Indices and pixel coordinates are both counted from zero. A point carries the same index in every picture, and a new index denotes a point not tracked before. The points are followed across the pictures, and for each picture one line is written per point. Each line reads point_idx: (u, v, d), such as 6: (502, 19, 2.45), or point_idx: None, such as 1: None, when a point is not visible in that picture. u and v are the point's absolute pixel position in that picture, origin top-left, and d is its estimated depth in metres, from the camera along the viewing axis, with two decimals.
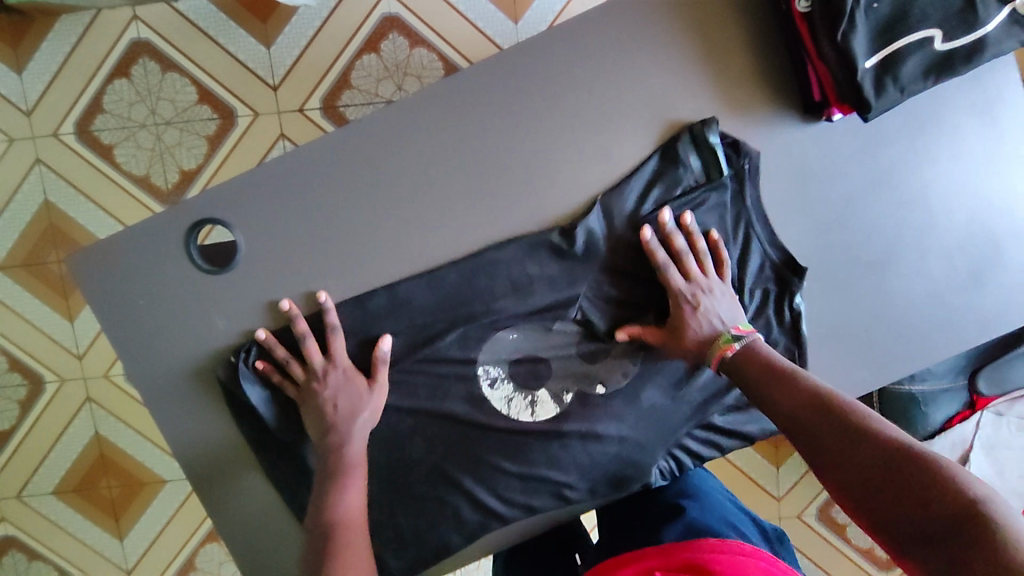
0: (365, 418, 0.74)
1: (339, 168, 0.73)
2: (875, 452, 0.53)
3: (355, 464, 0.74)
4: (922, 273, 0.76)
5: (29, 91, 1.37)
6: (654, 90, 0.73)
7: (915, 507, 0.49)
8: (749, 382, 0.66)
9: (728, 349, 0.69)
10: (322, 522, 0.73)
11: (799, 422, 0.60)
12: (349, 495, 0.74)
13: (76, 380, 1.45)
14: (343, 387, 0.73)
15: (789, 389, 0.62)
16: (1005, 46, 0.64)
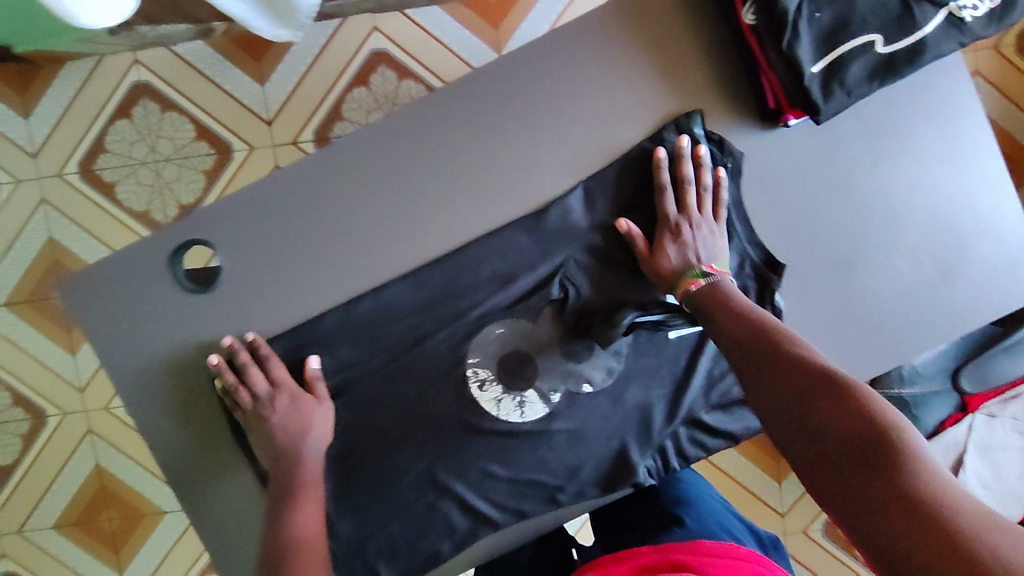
0: (317, 441, 0.77)
1: (321, 187, 0.77)
2: (804, 383, 0.54)
3: (310, 481, 0.76)
4: (890, 273, 0.77)
5: (35, 134, 1.43)
6: (620, 101, 0.77)
7: (834, 438, 0.50)
8: (704, 314, 0.67)
9: (693, 283, 0.70)
10: (280, 542, 0.73)
11: (740, 355, 0.61)
12: (301, 518, 0.74)
13: (78, 413, 1.48)
14: (293, 408, 0.76)
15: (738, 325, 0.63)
16: (945, 48, 0.66)
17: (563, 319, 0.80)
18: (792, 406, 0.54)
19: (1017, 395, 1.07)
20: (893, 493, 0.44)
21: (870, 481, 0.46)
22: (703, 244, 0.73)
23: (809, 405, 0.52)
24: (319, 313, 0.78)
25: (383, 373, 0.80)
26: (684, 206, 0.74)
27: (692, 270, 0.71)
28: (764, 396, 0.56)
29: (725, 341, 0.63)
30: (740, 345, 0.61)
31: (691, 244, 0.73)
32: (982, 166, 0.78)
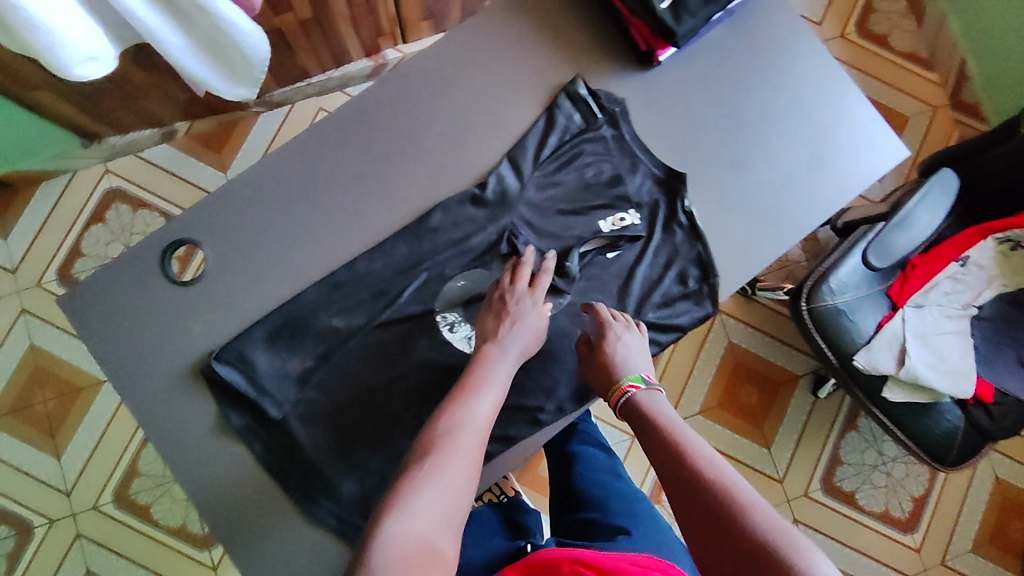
0: (520, 343, 0.79)
1: (287, 178, 0.90)
2: (731, 524, 0.58)
3: (493, 384, 0.74)
4: (770, 166, 0.92)
5: (14, 251, 1.53)
6: (524, 69, 0.93)
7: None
8: (644, 441, 0.71)
9: (631, 386, 0.77)
10: (441, 427, 0.69)
11: (676, 489, 0.64)
12: (473, 408, 0.71)
13: (66, 518, 1.45)
14: (523, 314, 0.80)
15: (674, 456, 0.67)
16: None
17: (512, 257, 0.88)
18: (722, 543, 0.58)
19: (934, 285, 1.18)
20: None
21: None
22: (629, 352, 0.81)
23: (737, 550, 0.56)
24: (301, 287, 0.88)
25: (366, 331, 0.87)
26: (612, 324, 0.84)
27: (626, 377, 0.78)
28: (698, 532, 0.60)
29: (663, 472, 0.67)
30: (679, 480, 0.65)
31: (625, 351, 0.80)
32: (828, 66, 0.93)
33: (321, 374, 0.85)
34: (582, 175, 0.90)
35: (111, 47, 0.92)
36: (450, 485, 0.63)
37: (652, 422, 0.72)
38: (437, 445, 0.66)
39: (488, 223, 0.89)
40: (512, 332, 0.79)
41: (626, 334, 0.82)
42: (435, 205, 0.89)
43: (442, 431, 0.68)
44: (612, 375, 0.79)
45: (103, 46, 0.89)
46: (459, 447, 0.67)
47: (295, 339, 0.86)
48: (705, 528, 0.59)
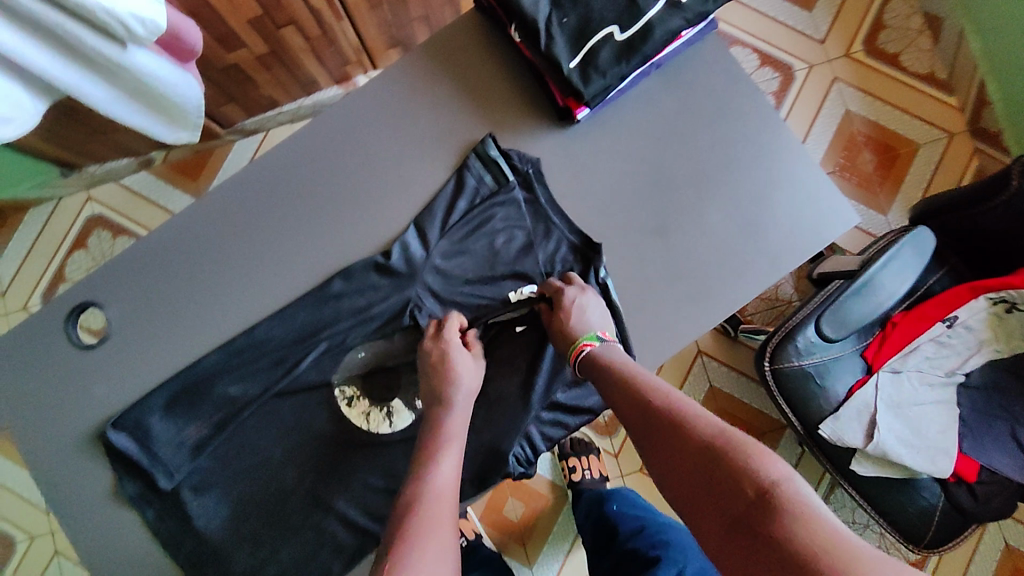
0: (466, 390, 0.75)
1: (190, 239, 0.87)
2: (711, 457, 0.55)
3: (452, 444, 0.70)
4: (704, 233, 0.85)
5: (4, 275, 1.59)
6: (436, 125, 0.89)
7: (723, 502, 0.52)
8: (602, 389, 0.69)
9: (586, 344, 0.74)
10: (409, 496, 0.63)
11: (652, 439, 0.61)
12: (436, 470, 0.66)
13: (47, 536, 1.51)
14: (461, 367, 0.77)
15: (631, 399, 0.65)
16: (672, 23, 0.78)
17: (415, 329, 0.85)
18: (689, 473, 0.56)
19: (915, 349, 1.07)
20: (788, 551, 0.46)
21: (761, 540, 0.48)
22: (591, 311, 0.77)
23: (702, 474, 0.55)
24: (200, 352, 0.86)
25: (263, 400, 0.84)
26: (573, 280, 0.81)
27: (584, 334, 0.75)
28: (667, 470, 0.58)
29: (625, 416, 0.65)
30: (642, 424, 0.63)
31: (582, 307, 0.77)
32: (762, 123, 0.87)
33: (216, 445, 0.84)
34: (492, 243, 0.85)
35: (32, 105, 0.82)
36: (434, 552, 0.57)
37: (607, 370, 0.70)
38: (409, 517, 0.61)
39: (392, 292, 0.85)
40: (456, 381, 0.75)
41: (585, 295, 0.78)
42: (338, 271, 0.86)
43: (410, 499, 0.63)
44: (570, 334, 0.76)
45: (17, 106, 0.80)
46: (432, 513, 0.61)
47: (191, 407, 0.84)
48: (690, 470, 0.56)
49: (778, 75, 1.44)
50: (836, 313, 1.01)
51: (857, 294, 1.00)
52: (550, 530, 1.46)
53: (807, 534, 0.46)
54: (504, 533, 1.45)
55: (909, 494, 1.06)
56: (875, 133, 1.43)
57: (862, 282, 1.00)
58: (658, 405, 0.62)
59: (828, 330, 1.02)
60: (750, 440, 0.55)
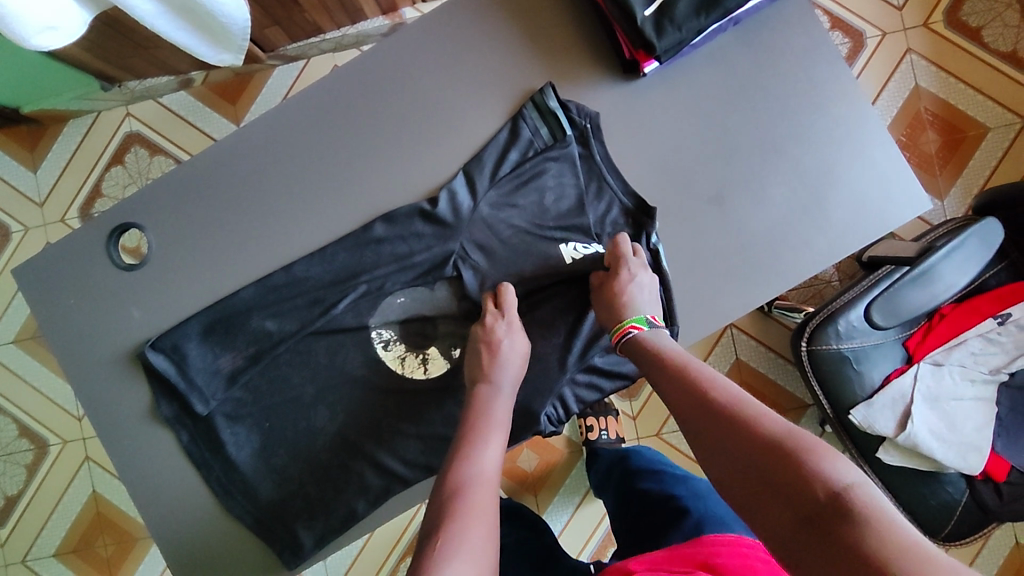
0: (512, 375, 0.77)
1: (233, 167, 0.86)
2: (763, 444, 0.53)
3: (496, 428, 0.71)
4: (763, 207, 0.81)
5: (42, 185, 1.60)
6: (492, 71, 0.86)
7: (788, 502, 0.49)
8: (656, 381, 0.67)
9: (632, 327, 0.74)
10: (456, 477, 0.64)
11: (702, 422, 0.59)
12: (481, 454, 0.68)
13: (77, 442, 1.58)
14: (507, 348, 0.78)
15: (690, 395, 0.63)
16: None
17: (457, 279, 0.85)
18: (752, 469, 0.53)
19: (962, 342, 1.05)
20: (856, 552, 0.43)
21: (828, 542, 0.45)
22: (648, 290, 0.76)
23: (764, 471, 0.52)
24: (238, 284, 0.86)
25: (299, 337, 0.85)
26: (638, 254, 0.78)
27: (633, 316, 0.74)
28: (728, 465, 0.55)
29: (678, 409, 0.63)
30: (700, 419, 0.60)
31: (641, 286, 0.76)
32: (836, 94, 0.82)
33: (249, 377, 0.85)
34: (541, 198, 0.84)
35: (80, 14, 0.79)
36: (482, 537, 0.58)
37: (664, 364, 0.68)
38: (457, 499, 0.61)
39: (435, 242, 0.84)
40: (503, 366, 0.77)
41: (642, 273, 0.76)
42: (380, 215, 0.85)
43: (456, 483, 0.63)
44: (617, 314, 0.75)
45: (65, 14, 0.77)
46: (477, 498, 0.62)
47: (226, 338, 0.85)
48: (743, 453, 0.54)
49: (848, 40, 1.35)
50: (889, 301, 0.99)
51: (909, 283, 0.98)
52: (560, 482, 1.48)
53: (877, 537, 0.43)
54: (515, 482, 1.48)
55: (935, 488, 1.05)
56: (943, 112, 1.35)
57: (917, 271, 0.98)
58: (718, 400, 0.60)
59: (877, 317, 1.00)
60: (815, 440, 0.52)
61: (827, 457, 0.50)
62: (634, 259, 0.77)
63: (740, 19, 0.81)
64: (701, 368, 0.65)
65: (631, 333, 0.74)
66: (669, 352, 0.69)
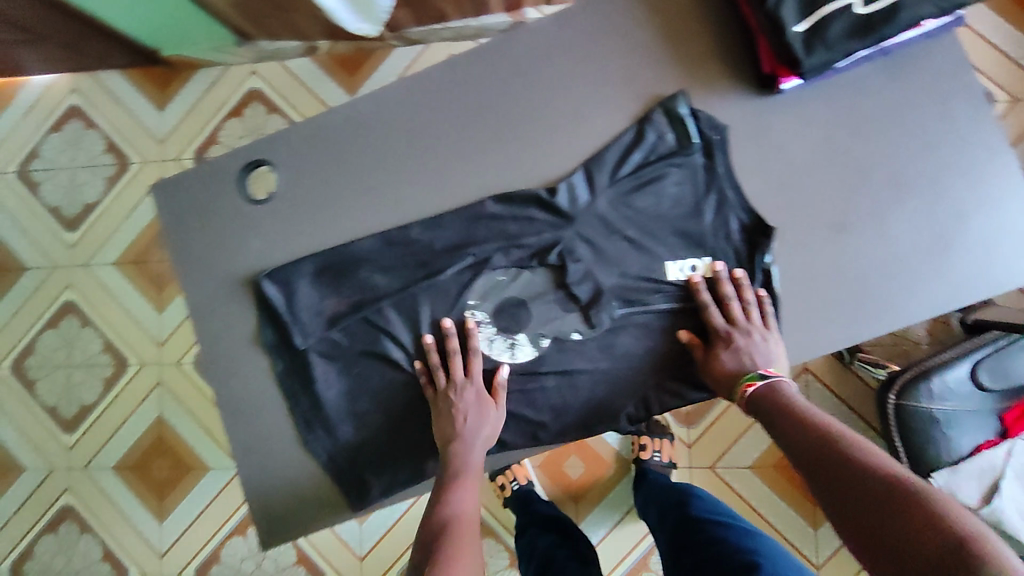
0: (483, 436, 0.81)
1: (364, 125, 0.90)
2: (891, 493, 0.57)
3: (471, 479, 0.79)
4: (879, 246, 0.81)
5: (165, 124, 1.71)
6: (629, 68, 0.87)
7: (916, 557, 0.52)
8: (774, 424, 0.71)
9: (749, 385, 0.75)
10: (437, 522, 0.74)
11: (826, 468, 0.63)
12: (460, 498, 0.77)
13: (152, 367, 1.67)
14: (471, 412, 0.82)
15: (809, 442, 0.67)
16: (923, 11, 0.73)
17: (559, 269, 0.86)
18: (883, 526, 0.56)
19: None
20: None
21: None
22: (755, 349, 0.78)
23: (888, 518, 0.56)
24: (352, 234, 0.90)
25: (400, 295, 0.88)
26: (736, 314, 0.80)
27: (746, 374, 0.77)
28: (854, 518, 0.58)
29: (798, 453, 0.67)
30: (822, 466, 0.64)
31: (745, 349, 0.78)
32: (972, 143, 0.81)
33: (349, 324, 0.88)
34: (657, 203, 0.85)
35: None
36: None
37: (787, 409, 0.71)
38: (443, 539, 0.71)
39: (548, 229, 0.86)
40: (470, 429, 0.81)
41: (750, 334, 0.79)
42: (496, 193, 0.88)
43: (441, 522, 0.74)
44: (732, 371, 0.78)
45: None
46: (463, 530, 0.73)
47: (337, 282, 0.89)
48: (868, 502, 0.58)
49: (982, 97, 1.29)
50: (999, 363, 1.00)
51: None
52: (602, 496, 1.47)
53: None
54: (559, 486, 1.47)
55: None
56: None
57: None
58: (843, 451, 0.63)
59: (984, 378, 1.00)
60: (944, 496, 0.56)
61: (957, 513, 0.54)
62: (732, 322, 0.79)
63: (887, 47, 0.80)
64: (819, 417, 0.68)
65: (748, 392, 0.75)
66: (790, 398, 0.73)
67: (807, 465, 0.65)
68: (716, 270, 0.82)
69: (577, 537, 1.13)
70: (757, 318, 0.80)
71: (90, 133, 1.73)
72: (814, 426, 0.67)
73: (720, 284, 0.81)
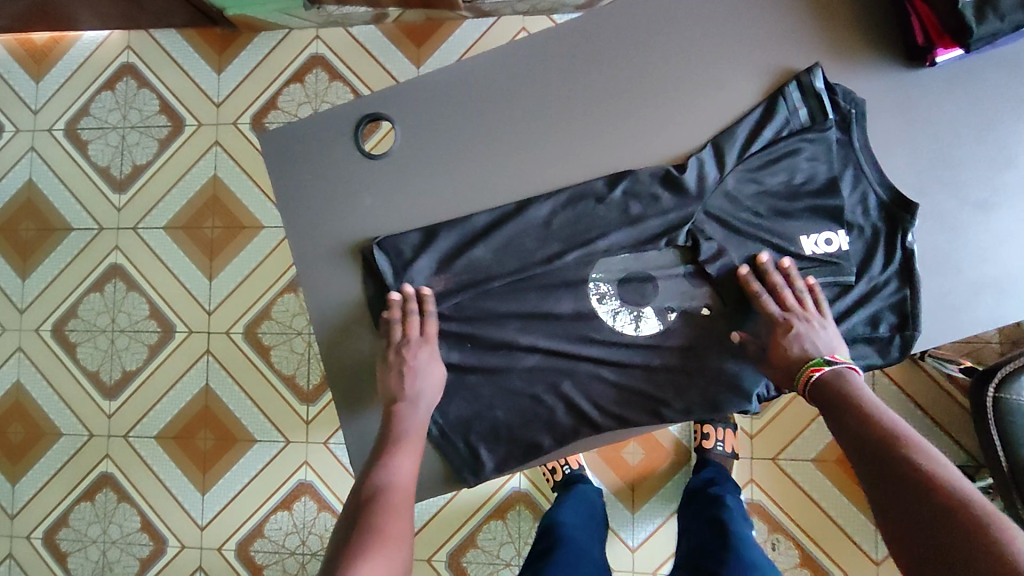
0: (427, 401, 0.82)
1: (488, 87, 0.87)
2: (932, 496, 0.57)
3: (411, 441, 0.79)
4: (1018, 230, 0.82)
5: (223, 87, 1.66)
6: (765, 40, 0.85)
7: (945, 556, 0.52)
8: (833, 420, 0.72)
9: (815, 370, 0.76)
10: (372, 484, 0.75)
11: (875, 464, 0.64)
12: (398, 463, 0.77)
13: (200, 335, 1.63)
14: (421, 377, 0.82)
15: (863, 438, 0.67)
16: None
17: (687, 249, 0.85)
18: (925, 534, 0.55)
19: None
20: None
21: None
22: (813, 335, 0.78)
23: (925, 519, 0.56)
24: (472, 198, 0.87)
25: (519, 269, 0.86)
26: (789, 304, 0.80)
27: (810, 359, 0.77)
28: (897, 521, 0.58)
29: (852, 450, 0.67)
30: (872, 463, 0.64)
31: (806, 334, 0.78)
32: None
33: (466, 297, 0.85)
34: (791, 178, 0.83)
35: None
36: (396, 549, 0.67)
37: (849, 402, 0.71)
38: (378, 501, 0.72)
39: (672, 209, 0.84)
40: (416, 398, 0.81)
41: (808, 321, 0.79)
42: (618, 172, 0.86)
43: (375, 487, 0.74)
44: (795, 359, 0.78)
45: None
46: (396, 497, 0.73)
47: (450, 257, 0.86)
48: (909, 502, 0.58)
49: None
50: None
51: None
52: (655, 490, 1.42)
53: None
54: (614, 472, 1.44)
55: None
56: None
57: None
58: (896, 451, 0.63)
59: None
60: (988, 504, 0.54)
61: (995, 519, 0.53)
62: (788, 312, 0.79)
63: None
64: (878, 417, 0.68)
65: (813, 377, 0.76)
66: (852, 391, 0.72)
67: (859, 463, 0.66)
68: (763, 259, 0.82)
69: (583, 542, 1.05)
70: (812, 306, 0.80)
71: (143, 93, 1.68)
72: (874, 426, 0.67)
73: (767, 276, 0.81)
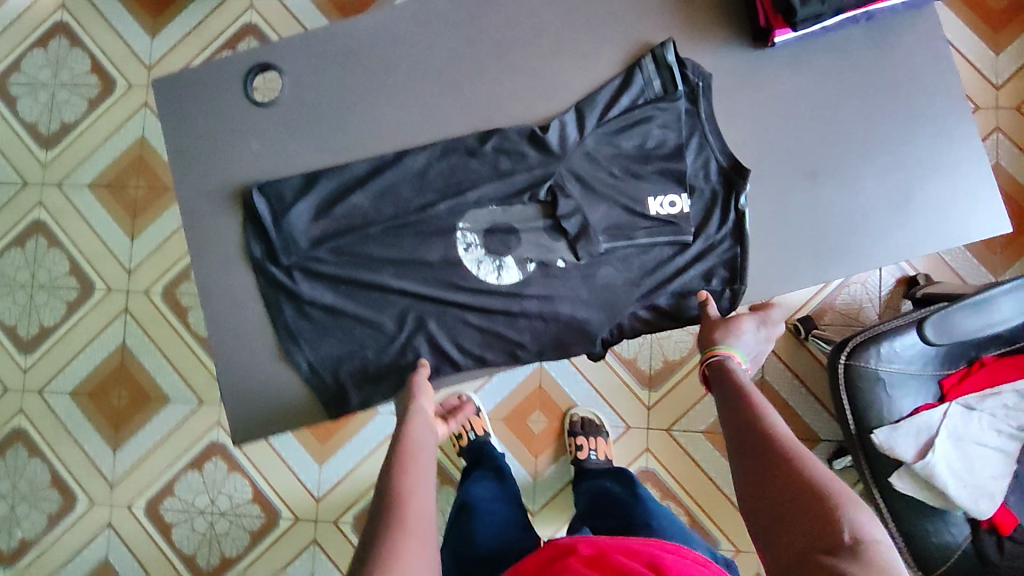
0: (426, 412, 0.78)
1: (371, 45, 0.92)
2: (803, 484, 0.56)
3: (415, 452, 0.70)
4: (845, 198, 0.88)
5: (155, 51, 1.58)
6: (631, 13, 0.91)
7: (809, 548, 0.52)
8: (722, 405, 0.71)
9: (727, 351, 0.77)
10: (385, 491, 0.64)
11: (754, 451, 0.63)
12: (414, 474, 0.66)
13: (120, 292, 1.52)
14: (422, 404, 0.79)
15: (747, 425, 0.66)
16: None
17: (547, 203, 0.89)
18: (785, 521, 0.55)
19: (996, 393, 1.09)
20: None
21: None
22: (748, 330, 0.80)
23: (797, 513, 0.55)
24: (351, 147, 0.91)
25: (393, 215, 0.89)
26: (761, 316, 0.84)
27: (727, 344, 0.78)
28: (767, 509, 0.57)
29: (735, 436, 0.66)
30: (751, 450, 0.63)
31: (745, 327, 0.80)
32: (936, 109, 0.89)
33: (337, 244, 0.89)
34: (643, 143, 0.89)
35: None
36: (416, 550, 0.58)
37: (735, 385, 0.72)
38: (395, 504, 0.62)
39: (537, 165, 0.89)
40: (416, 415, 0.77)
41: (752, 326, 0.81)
42: (490, 129, 0.90)
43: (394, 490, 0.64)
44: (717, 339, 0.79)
45: None
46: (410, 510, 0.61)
47: (328, 204, 0.90)
48: (784, 492, 0.57)
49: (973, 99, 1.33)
50: (943, 319, 1.05)
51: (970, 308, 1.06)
52: (563, 456, 1.38)
53: None
54: (520, 440, 1.39)
55: (941, 524, 1.05)
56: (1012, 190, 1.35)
57: (975, 299, 1.05)
58: (775, 441, 0.62)
59: (929, 332, 1.06)
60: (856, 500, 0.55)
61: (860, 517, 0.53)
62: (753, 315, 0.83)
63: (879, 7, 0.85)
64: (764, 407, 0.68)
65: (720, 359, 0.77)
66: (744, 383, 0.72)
67: (739, 449, 0.65)
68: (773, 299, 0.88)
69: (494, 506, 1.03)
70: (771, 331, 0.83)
71: (75, 52, 1.59)
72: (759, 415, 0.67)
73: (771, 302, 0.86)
